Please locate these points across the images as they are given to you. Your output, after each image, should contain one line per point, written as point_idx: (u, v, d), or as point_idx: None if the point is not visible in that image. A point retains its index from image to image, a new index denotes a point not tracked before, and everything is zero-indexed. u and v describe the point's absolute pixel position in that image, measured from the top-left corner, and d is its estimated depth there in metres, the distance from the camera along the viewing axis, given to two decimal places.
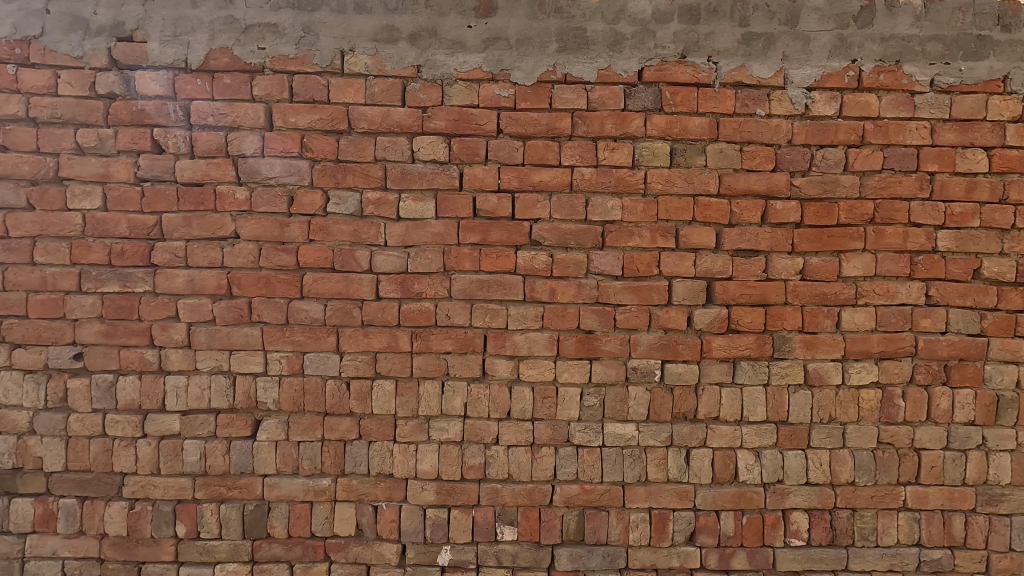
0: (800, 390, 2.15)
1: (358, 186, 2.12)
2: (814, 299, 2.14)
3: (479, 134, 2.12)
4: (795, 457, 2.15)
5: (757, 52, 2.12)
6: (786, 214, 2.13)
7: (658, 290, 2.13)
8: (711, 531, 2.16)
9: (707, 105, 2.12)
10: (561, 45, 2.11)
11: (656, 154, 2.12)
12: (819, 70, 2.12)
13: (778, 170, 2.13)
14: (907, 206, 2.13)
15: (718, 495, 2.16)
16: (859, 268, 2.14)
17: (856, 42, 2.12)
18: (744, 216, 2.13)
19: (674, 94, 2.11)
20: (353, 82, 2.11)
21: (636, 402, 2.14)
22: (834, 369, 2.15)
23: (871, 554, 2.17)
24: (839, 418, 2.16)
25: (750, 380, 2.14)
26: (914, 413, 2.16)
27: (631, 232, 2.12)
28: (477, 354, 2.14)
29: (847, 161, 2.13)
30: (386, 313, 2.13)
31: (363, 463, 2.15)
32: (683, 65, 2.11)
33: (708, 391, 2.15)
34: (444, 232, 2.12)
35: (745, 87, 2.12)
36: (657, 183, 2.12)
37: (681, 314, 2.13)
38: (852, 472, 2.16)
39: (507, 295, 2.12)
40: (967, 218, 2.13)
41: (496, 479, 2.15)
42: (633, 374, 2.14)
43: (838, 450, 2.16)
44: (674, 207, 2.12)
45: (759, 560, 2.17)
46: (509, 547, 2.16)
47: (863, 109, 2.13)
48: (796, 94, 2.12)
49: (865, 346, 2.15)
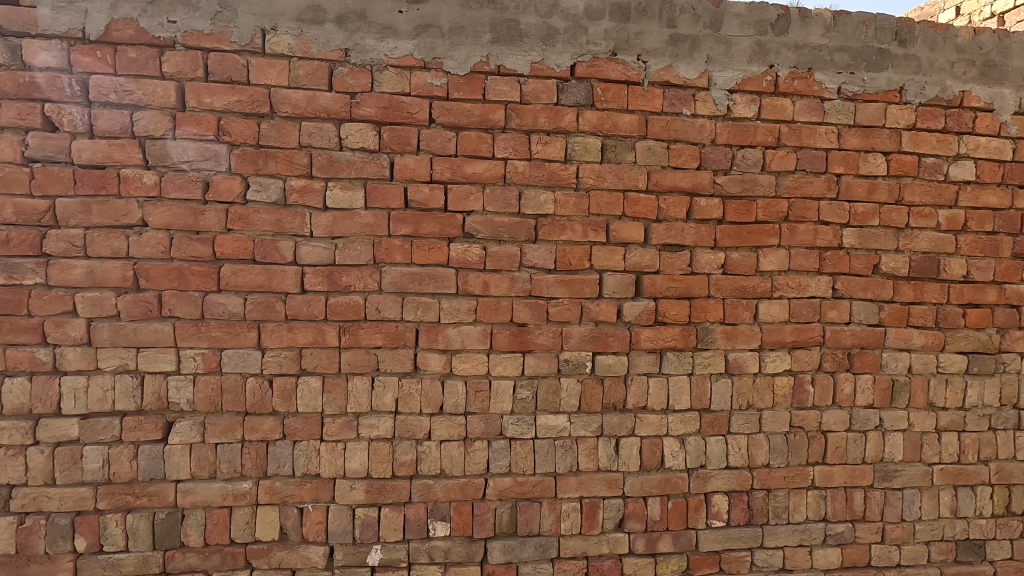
0: (721, 378, 2.26)
1: (281, 173, 2.01)
2: (734, 292, 2.25)
3: (410, 123, 2.07)
4: (716, 442, 2.26)
5: (683, 53, 2.19)
6: (709, 211, 2.22)
7: (590, 284, 2.16)
8: (639, 517, 2.23)
9: (636, 102, 2.17)
10: (494, 35, 2.09)
11: (587, 149, 2.15)
12: (740, 73, 2.22)
13: (702, 168, 2.22)
14: (816, 205, 2.28)
15: (645, 481, 2.23)
16: (774, 262, 2.26)
17: (774, 49, 2.24)
18: (671, 212, 2.20)
19: (605, 91, 2.15)
20: (276, 63, 2.00)
21: (568, 394, 2.17)
22: (752, 358, 2.27)
23: (783, 531, 2.31)
24: (756, 404, 2.28)
25: (675, 369, 2.22)
26: (821, 398, 2.32)
27: (564, 226, 2.14)
28: (409, 348, 2.09)
29: (765, 161, 2.25)
30: (312, 307, 2.04)
31: (287, 463, 2.05)
32: (614, 62, 2.15)
33: (636, 381, 2.21)
34: (374, 223, 2.05)
35: (672, 87, 2.19)
36: (588, 177, 2.15)
37: (611, 307, 2.18)
38: (767, 454, 2.29)
39: (440, 287, 2.09)
40: (868, 217, 2.31)
41: (428, 475, 2.12)
42: (564, 366, 2.17)
43: (755, 434, 2.29)
44: (605, 202, 2.16)
45: (683, 542, 2.26)
46: (442, 543, 2.14)
47: (779, 112, 2.25)
48: (719, 95, 2.21)
49: (780, 336, 2.28)
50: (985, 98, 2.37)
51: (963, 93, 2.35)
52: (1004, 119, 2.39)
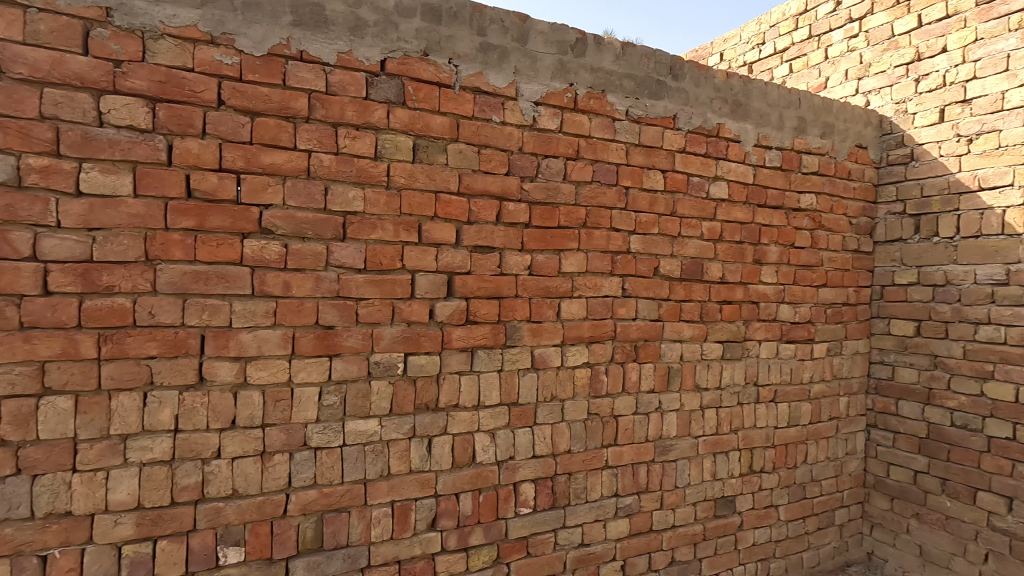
0: (528, 373, 2.40)
1: (12, 147, 1.63)
2: (539, 292, 2.40)
3: (193, 102, 1.83)
4: (523, 434, 2.40)
5: (493, 62, 2.27)
6: (517, 215, 2.34)
7: (401, 284, 2.14)
8: (451, 514, 2.26)
9: (448, 105, 2.20)
10: (295, 18, 1.95)
11: (399, 147, 2.12)
12: (544, 88, 2.38)
13: (510, 174, 2.33)
14: (609, 214, 2.55)
15: (457, 478, 2.27)
16: (574, 265, 2.47)
17: (573, 69, 2.44)
18: (481, 215, 2.27)
19: (416, 90, 2.14)
20: (4, 12, 1.62)
21: (378, 397, 2.12)
22: (555, 353, 2.45)
23: (582, 510, 2.54)
24: (558, 396, 2.47)
25: (486, 366, 2.30)
26: (613, 386, 2.60)
27: (374, 224, 2.08)
28: (193, 357, 1.85)
29: (566, 171, 2.44)
30: (60, 312, 1.69)
31: (22, 505, 1.67)
32: (426, 62, 2.15)
33: (448, 380, 2.24)
34: (146, 214, 1.77)
35: (482, 93, 2.26)
36: (399, 176, 2.12)
37: (423, 307, 2.18)
38: (568, 441, 2.50)
39: (232, 288, 1.88)
40: (649, 226, 2.65)
41: (217, 497, 1.90)
42: (375, 368, 2.11)
43: (558, 423, 2.47)
44: (417, 202, 2.15)
45: (493, 532, 2.35)
46: (234, 571, 1.93)
47: (578, 127, 2.46)
48: (526, 106, 2.34)
49: (579, 332, 2.50)
50: (735, 131, 2.87)
51: (719, 125, 2.82)
52: (747, 149, 2.92)
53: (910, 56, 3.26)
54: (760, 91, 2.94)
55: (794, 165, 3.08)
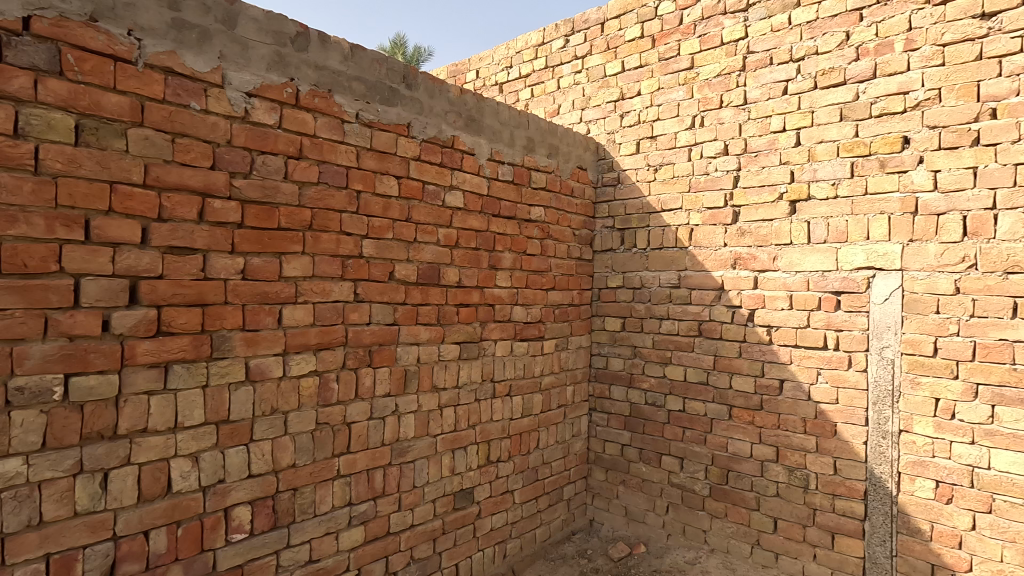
0: (242, 387, 2.21)
1: None
2: (255, 298, 2.23)
3: None
4: (236, 453, 2.19)
5: (190, 42, 2.05)
6: (224, 214, 2.13)
7: (58, 291, 1.77)
8: (137, 556, 1.96)
9: (127, 83, 1.90)
10: None
11: (53, 126, 1.76)
12: (258, 79, 2.22)
13: (216, 169, 2.11)
14: (338, 217, 2.48)
15: (145, 513, 1.97)
16: (297, 269, 2.35)
17: (293, 64, 2.34)
18: (176, 212, 2.01)
19: (80, 60, 1.80)
20: None
21: (23, 430, 1.72)
22: (275, 363, 2.30)
23: (309, 525, 2.44)
24: (280, 408, 2.33)
25: (185, 383, 2.05)
26: (345, 393, 2.55)
27: (13, 217, 1.68)
28: None
29: (287, 170, 2.31)
30: None
31: None
32: (94, 30, 1.83)
33: (132, 402, 1.93)
34: None
35: (177, 75, 2.02)
36: (55, 161, 1.76)
37: (93, 318, 1.84)
38: (292, 455, 2.37)
39: None
40: (383, 231, 2.67)
41: None
42: (16, 396, 1.70)
43: (280, 438, 2.33)
44: (82, 193, 1.81)
45: (196, 568, 2.10)
46: None
47: (300, 125, 2.35)
48: (235, 96, 2.16)
49: (304, 340, 2.39)
50: (469, 144, 3.08)
51: (454, 137, 2.99)
52: (481, 162, 3.15)
53: (617, 95, 3.88)
54: (492, 110, 3.21)
55: (525, 180, 3.42)
